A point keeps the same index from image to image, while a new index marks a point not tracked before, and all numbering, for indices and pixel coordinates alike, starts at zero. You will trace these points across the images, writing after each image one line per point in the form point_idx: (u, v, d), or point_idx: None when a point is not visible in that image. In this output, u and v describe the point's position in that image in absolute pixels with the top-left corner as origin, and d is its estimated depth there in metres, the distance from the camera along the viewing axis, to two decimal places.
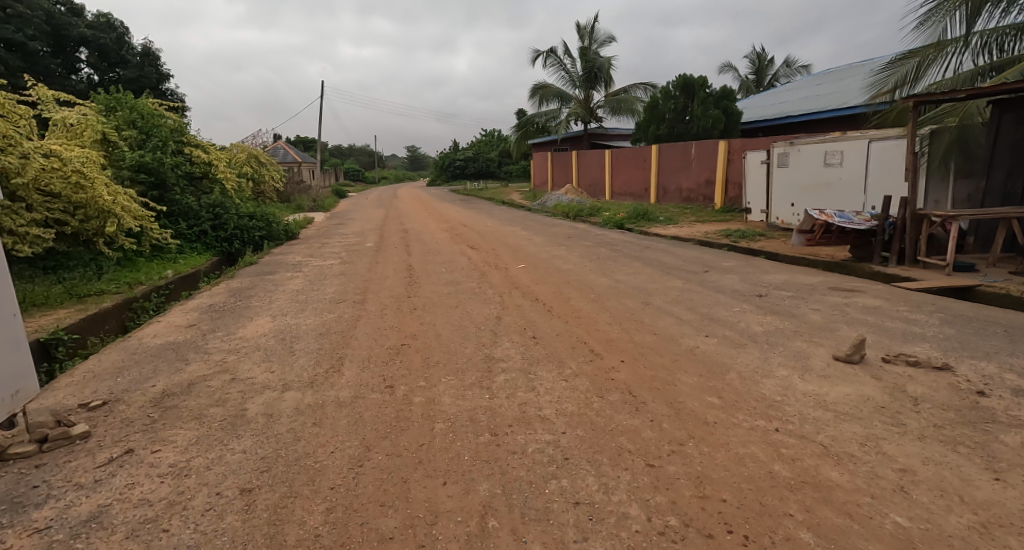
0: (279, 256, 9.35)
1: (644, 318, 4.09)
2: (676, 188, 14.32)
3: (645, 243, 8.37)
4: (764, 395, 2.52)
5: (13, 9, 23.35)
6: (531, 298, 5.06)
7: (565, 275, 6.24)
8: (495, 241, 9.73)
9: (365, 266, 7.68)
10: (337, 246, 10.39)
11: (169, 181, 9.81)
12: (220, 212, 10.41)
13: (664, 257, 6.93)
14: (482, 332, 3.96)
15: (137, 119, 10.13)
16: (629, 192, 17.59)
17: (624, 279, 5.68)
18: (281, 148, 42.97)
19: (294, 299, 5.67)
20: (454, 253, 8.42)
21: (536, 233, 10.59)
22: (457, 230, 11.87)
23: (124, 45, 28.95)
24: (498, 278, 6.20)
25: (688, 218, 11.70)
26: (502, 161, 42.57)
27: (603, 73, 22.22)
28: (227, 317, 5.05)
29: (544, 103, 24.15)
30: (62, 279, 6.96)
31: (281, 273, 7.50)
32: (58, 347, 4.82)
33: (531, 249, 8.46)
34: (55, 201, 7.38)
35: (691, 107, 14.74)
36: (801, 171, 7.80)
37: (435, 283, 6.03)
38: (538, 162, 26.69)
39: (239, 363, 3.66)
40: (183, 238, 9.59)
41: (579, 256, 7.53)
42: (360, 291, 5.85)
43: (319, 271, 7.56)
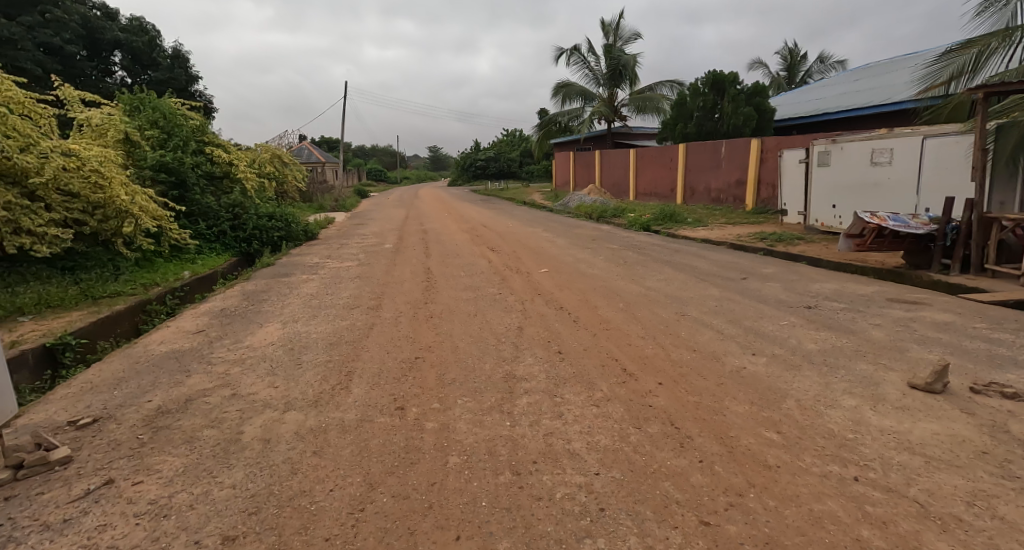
0: (297, 257, 9.18)
1: (680, 331, 3.74)
2: (704, 188, 13.80)
3: (674, 246, 7.97)
4: (832, 432, 2.16)
5: (51, 14, 24.01)
6: (554, 306, 4.74)
7: (590, 281, 5.89)
8: (517, 243, 9.42)
9: (382, 269, 7.44)
10: (355, 248, 10.22)
11: (190, 181, 9.68)
12: (239, 212, 10.26)
13: (695, 262, 6.53)
14: (502, 345, 3.66)
15: (159, 119, 10.04)
16: (654, 192, 17.11)
17: (654, 287, 5.32)
18: (305, 148, 43.38)
19: (307, 304, 5.43)
20: (474, 256, 8.15)
21: (558, 235, 10.24)
22: (477, 232, 11.60)
23: (155, 47, 29.49)
24: (519, 284, 5.90)
25: (718, 220, 11.23)
26: (523, 161, 42.29)
27: (629, 71, 21.78)
28: (237, 323, 4.83)
29: (567, 101, 23.77)
30: (78, 280, 6.81)
31: (297, 275, 7.32)
32: (65, 352, 4.62)
33: (553, 252, 8.13)
34: (74, 201, 7.27)
35: (720, 104, 14.26)
36: (844, 170, 7.32)
37: (454, 288, 5.75)
38: (560, 162, 26.33)
39: (242, 376, 3.41)
40: (203, 238, 9.44)
41: (605, 260, 7.17)
42: (376, 296, 5.60)
43: (336, 273, 7.35)
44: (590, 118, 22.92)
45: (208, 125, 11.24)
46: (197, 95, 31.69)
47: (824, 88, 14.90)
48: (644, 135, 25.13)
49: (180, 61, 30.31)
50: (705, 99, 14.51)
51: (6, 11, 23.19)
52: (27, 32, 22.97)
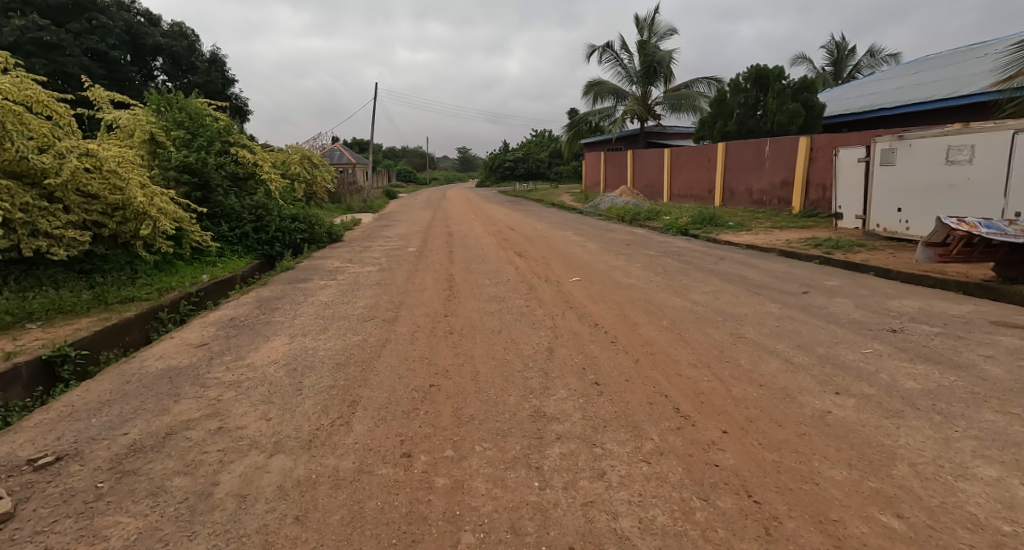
0: (319, 261, 8.88)
1: (737, 357, 3.18)
2: (745, 189, 13.11)
3: (717, 253, 7.34)
4: (977, 522, 1.63)
5: (97, 21, 24.80)
6: (587, 322, 4.23)
7: (627, 292, 5.35)
8: (546, 248, 8.91)
9: (404, 275, 7.06)
10: (378, 250, 9.90)
11: (213, 182, 9.39)
12: (262, 214, 9.92)
13: (744, 271, 5.92)
14: (529, 372, 3.18)
15: (185, 117, 9.77)
16: (689, 194, 16.37)
17: (700, 300, 4.75)
18: (336, 150, 43.75)
19: (319, 314, 5.04)
20: (501, 261, 7.70)
21: (590, 239, 9.68)
22: (504, 235, 11.15)
23: (194, 51, 30.07)
24: (548, 294, 5.41)
25: (762, 224, 10.52)
26: (552, 162, 41.76)
27: (664, 68, 21.09)
28: (243, 336, 4.45)
29: (598, 100, 23.16)
30: (94, 283, 6.48)
31: (316, 280, 6.99)
32: (64, 365, 4.27)
33: (585, 258, 7.59)
34: (93, 203, 6.96)
35: (764, 100, 13.55)
36: (912, 170, 6.60)
37: (478, 298, 5.30)
38: (590, 163, 25.69)
39: (234, 403, 3.00)
40: (225, 241, 9.12)
41: (641, 268, 6.61)
42: (394, 306, 5.19)
43: (355, 279, 6.98)
44: (622, 118, 22.27)
45: (234, 125, 10.96)
46: (233, 98, 32.19)
47: (877, 83, 13.98)
48: (678, 134, 24.33)
49: (217, 65, 30.87)
50: (746, 96, 13.82)
51: (56, 17, 24.17)
52: (74, 38, 23.66)
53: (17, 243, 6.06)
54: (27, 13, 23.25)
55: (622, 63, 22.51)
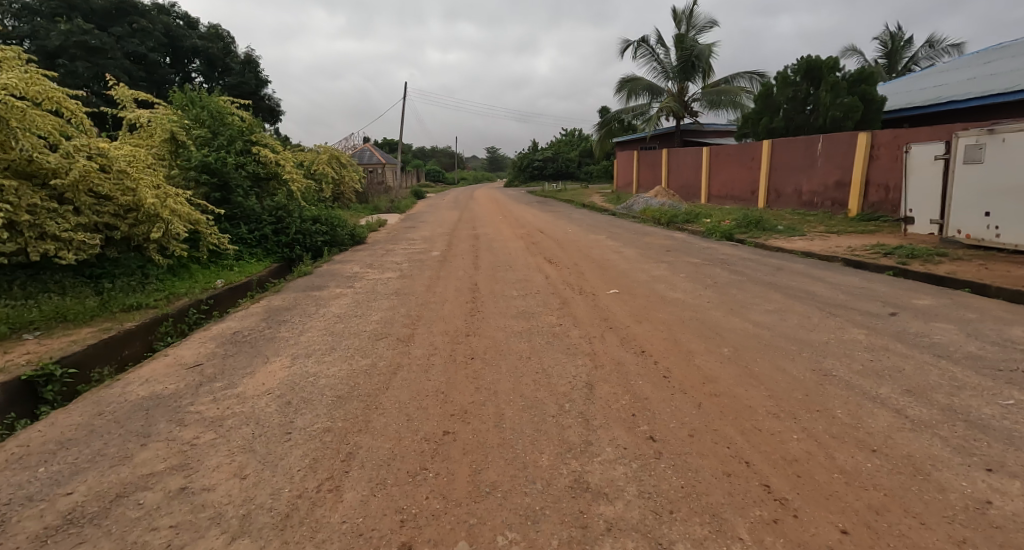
0: (339, 265, 8.45)
1: (831, 405, 2.52)
2: (794, 189, 12.39)
3: (770, 262, 6.60)
4: None
5: (138, 24, 25.29)
6: (631, 349, 3.61)
7: (675, 309, 4.69)
8: (579, 253, 8.28)
9: (425, 282, 6.55)
10: (400, 254, 9.46)
11: (233, 182, 8.98)
12: (283, 215, 9.49)
13: (808, 284, 5.19)
14: (565, 418, 2.60)
15: (206, 115, 9.36)
16: (729, 195, 15.52)
17: (763, 321, 4.07)
18: (366, 150, 43.93)
19: (326, 331, 4.52)
20: (530, 269, 7.12)
21: (626, 244, 9.01)
22: (533, 238, 10.58)
23: (230, 53, 30.42)
24: (583, 310, 4.79)
25: (814, 229, 9.89)
26: (583, 162, 40.92)
27: (703, 63, 20.23)
28: (241, 356, 3.95)
29: (632, 97, 22.37)
30: (102, 288, 6.02)
31: (332, 287, 6.54)
32: (48, 386, 3.84)
33: (621, 267, 6.94)
34: (105, 204, 6.46)
35: (815, 94, 12.81)
36: (1006, 169, 5.75)
37: (504, 314, 4.73)
38: (622, 162, 24.90)
39: (207, 450, 2.49)
40: (244, 243, 8.70)
41: (686, 279, 5.91)
42: (411, 321, 4.66)
43: (373, 287, 6.50)
44: (657, 115, 21.45)
45: (258, 123, 10.54)
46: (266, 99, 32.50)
47: (943, 75, 12.88)
48: (715, 133, 23.34)
49: (251, 66, 31.15)
50: (797, 89, 13.10)
51: (101, 23, 25.09)
52: (117, 42, 24.57)
53: (23, 247, 5.60)
54: (73, 18, 23.94)
55: (659, 58, 21.71)
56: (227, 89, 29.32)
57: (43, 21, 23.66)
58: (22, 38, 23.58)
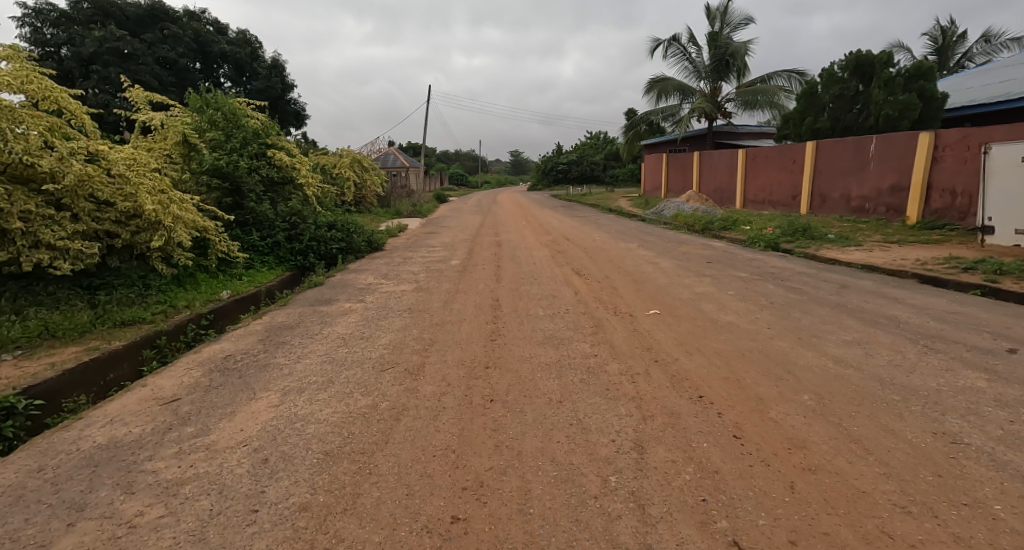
0: (354, 274, 7.97)
1: (982, 497, 1.88)
2: (842, 194, 11.87)
3: (830, 279, 5.85)
4: None
5: (169, 30, 25.45)
6: (686, 394, 2.96)
7: (731, 337, 4.01)
8: (610, 264, 7.64)
9: (442, 297, 5.99)
10: (419, 262, 9.02)
11: (246, 186, 8.49)
12: (297, 221, 9.00)
13: (884, 307, 4.47)
14: (614, 502, 1.98)
15: (222, 116, 8.89)
16: (767, 199, 14.74)
17: (844, 357, 3.37)
18: (390, 153, 43.88)
19: (328, 357, 3.96)
20: (558, 282, 6.52)
21: (662, 254, 8.31)
22: (559, 246, 9.95)
23: (258, 58, 30.48)
24: (621, 336, 4.14)
25: (870, 238, 9.14)
26: (608, 165, 40.07)
27: (738, 61, 19.42)
28: (226, 388, 3.38)
29: (661, 98, 21.62)
30: (97, 301, 5.41)
31: (341, 301, 6.01)
32: (7, 421, 3.27)
33: (659, 281, 6.26)
34: (106, 210, 5.86)
35: (865, 91, 12.34)
36: None
37: (529, 340, 4.11)
38: (649, 165, 24.13)
39: (148, 538, 1.91)
40: (255, 251, 8.23)
41: (736, 298, 5.22)
42: (424, 346, 4.10)
43: (386, 301, 5.95)
44: (689, 116, 20.67)
45: (274, 126, 10.06)
46: (292, 103, 32.51)
47: (1007, 73, 11.99)
48: (749, 134, 22.43)
49: (278, 70, 31.14)
50: (845, 86, 12.58)
51: (134, 29, 25.34)
52: (148, 48, 24.78)
53: (15, 256, 5.02)
54: (107, 25, 24.20)
55: (690, 57, 20.93)
56: (254, 94, 29.38)
57: (77, 28, 23.94)
58: (58, 45, 23.93)
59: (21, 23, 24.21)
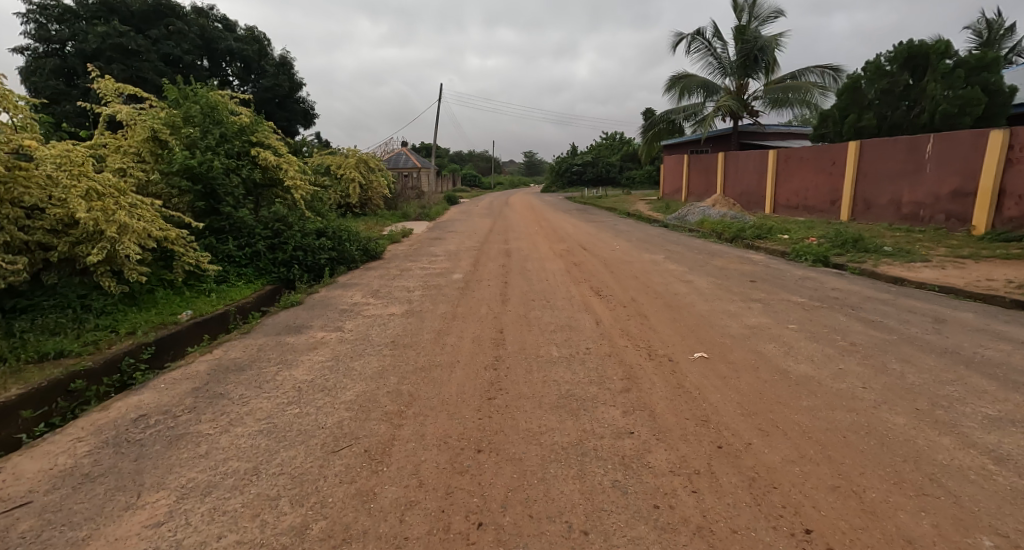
0: (342, 290, 7.01)
1: None
2: (891, 200, 10.79)
3: (914, 309, 4.74)
4: None
5: (174, 26, 24.78)
6: (783, 526, 1.91)
7: (817, 402, 2.93)
8: (637, 284, 6.62)
9: (437, 327, 4.99)
10: (420, 275, 8.08)
11: (223, 189, 7.54)
12: (281, 228, 8.00)
13: (1014, 358, 3.38)
14: None
15: (201, 110, 7.94)
16: (803, 205, 13.72)
17: (1008, 452, 2.31)
18: (402, 154, 43.14)
19: (270, 422, 2.95)
20: (576, 306, 5.52)
21: (695, 271, 7.26)
22: (576, 258, 8.95)
23: (265, 55, 29.78)
24: (662, 398, 3.09)
25: (934, 252, 8.00)
26: (624, 166, 38.90)
27: (767, 56, 18.29)
28: (104, 479, 2.36)
29: (683, 96, 20.52)
30: (15, 329, 4.44)
31: (314, 329, 5.01)
32: None
33: (699, 309, 5.20)
34: (38, 219, 4.94)
35: (916, 85, 11.41)
36: None
37: (539, 404, 3.08)
38: (669, 167, 23.05)
39: None
40: (231, 262, 7.30)
41: (802, 335, 4.13)
42: (403, 408, 3.13)
43: (369, 330, 4.97)
44: (713, 115, 19.58)
45: (262, 122, 9.09)
46: (301, 102, 31.79)
47: None
48: (776, 134, 21.23)
49: (285, 68, 30.41)
50: (893, 80, 11.61)
51: (139, 25, 24.69)
52: (153, 45, 24.18)
53: None
54: (111, 21, 23.62)
55: (716, 53, 19.83)
56: (261, 92, 28.67)
57: (81, 23, 23.41)
58: (63, 41, 23.43)
59: (27, 20, 23.80)
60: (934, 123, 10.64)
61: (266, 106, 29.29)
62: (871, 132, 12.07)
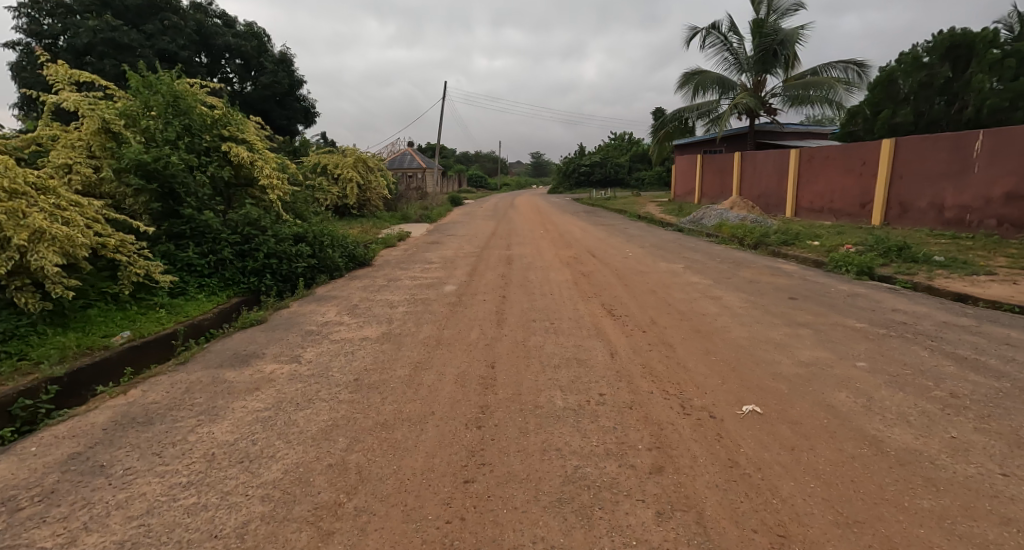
0: (315, 305, 6.14)
1: None
2: (932, 202, 9.85)
3: (1010, 340, 3.79)
4: None
5: (169, 21, 24.07)
6: None
7: (943, 502, 2.00)
8: (656, 301, 5.70)
9: (414, 359, 4.08)
10: (410, 285, 7.21)
11: (185, 188, 6.68)
12: (252, 232, 7.13)
13: None
14: None
15: (163, 99, 7.09)
16: (829, 207, 12.75)
17: None
18: (406, 154, 42.35)
19: (145, 524, 2.05)
20: (586, 330, 4.62)
21: (723, 284, 6.34)
22: (585, 266, 8.05)
23: (265, 52, 29.02)
24: (710, 488, 2.17)
25: (993, 261, 7.03)
26: (633, 167, 37.92)
27: (787, 50, 17.38)
28: None
29: (697, 94, 19.59)
30: None
31: (264, 360, 4.10)
32: None
33: (735, 336, 4.26)
34: None
35: (958, 78, 10.45)
36: None
37: (534, 497, 2.16)
38: (682, 168, 22.11)
39: None
40: (192, 271, 6.44)
41: (879, 378, 3.18)
42: (345, 496, 2.23)
43: (334, 361, 4.09)
44: (729, 113, 18.64)
45: (236, 115, 8.24)
46: (301, 99, 31.01)
47: None
48: (795, 134, 20.29)
49: (285, 65, 29.62)
50: (932, 72, 10.58)
51: (134, 20, 23.95)
52: (147, 40, 23.48)
53: None
54: (104, 15, 22.94)
55: (732, 48, 18.93)
56: (260, 89, 27.88)
57: (74, 18, 22.74)
58: (56, 36, 22.79)
59: (20, 15, 23.24)
60: (981, 118, 9.64)
61: (265, 104, 28.53)
62: (906, 129, 11.11)
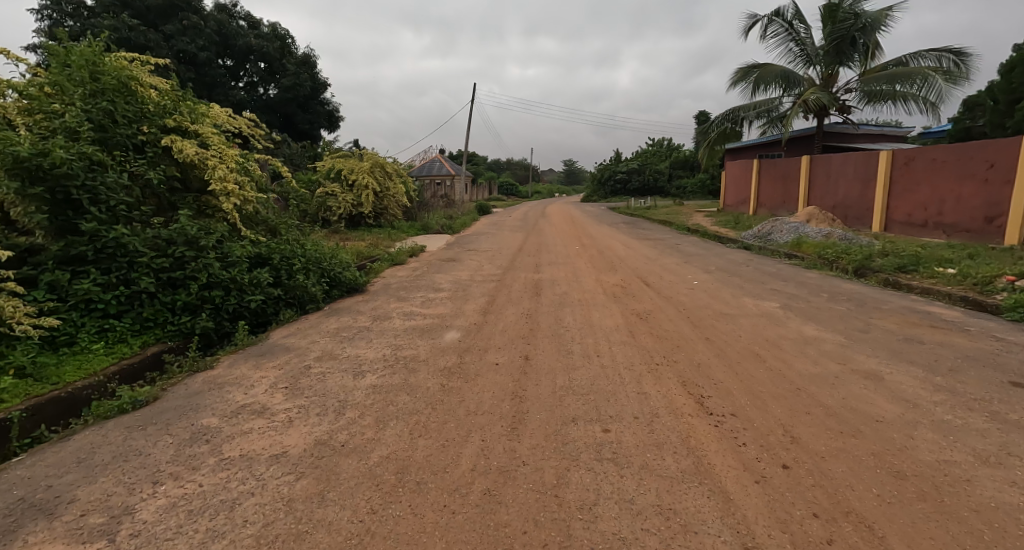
0: (253, 365, 4.22)
1: None
2: None
3: None
4: None
5: (188, 21, 22.99)
6: None
7: None
8: (770, 380, 3.52)
9: (337, 540, 2.03)
10: (402, 327, 5.29)
11: (90, 194, 4.81)
12: (187, 253, 5.26)
13: None
14: None
15: (76, 75, 5.26)
16: (939, 221, 10.23)
17: None
18: (435, 161, 40.89)
19: None
20: (668, 464, 2.49)
21: (862, 345, 4.14)
22: (640, 301, 5.93)
23: (289, 54, 27.80)
24: None
25: None
26: (673, 174, 35.52)
27: (869, 38, 14.87)
28: None
29: (757, 90, 17.18)
30: None
31: (50, 533, 2.09)
32: None
33: (997, 506, 2.05)
34: None
35: None
36: None
37: None
38: (734, 175, 19.66)
39: None
40: (92, 309, 4.57)
41: None
42: None
43: (184, 535, 2.08)
44: (795, 111, 16.14)
45: (189, 102, 6.41)
46: (325, 103, 29.71)
47: None
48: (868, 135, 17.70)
49: (308, 66, 28.25)
50: None
51: (154, 20, 23.02)
52: (167, 41, 22.44)
53: None
54: (121, 14, 21.95)
55: (799, 37, 16.46)
56: (282, 92, 26.61)
57: (92, 18, 21.86)
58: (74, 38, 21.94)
59: (41, 16, 22.56)
60: None
61: (287, 107, 27.19)
62: None
